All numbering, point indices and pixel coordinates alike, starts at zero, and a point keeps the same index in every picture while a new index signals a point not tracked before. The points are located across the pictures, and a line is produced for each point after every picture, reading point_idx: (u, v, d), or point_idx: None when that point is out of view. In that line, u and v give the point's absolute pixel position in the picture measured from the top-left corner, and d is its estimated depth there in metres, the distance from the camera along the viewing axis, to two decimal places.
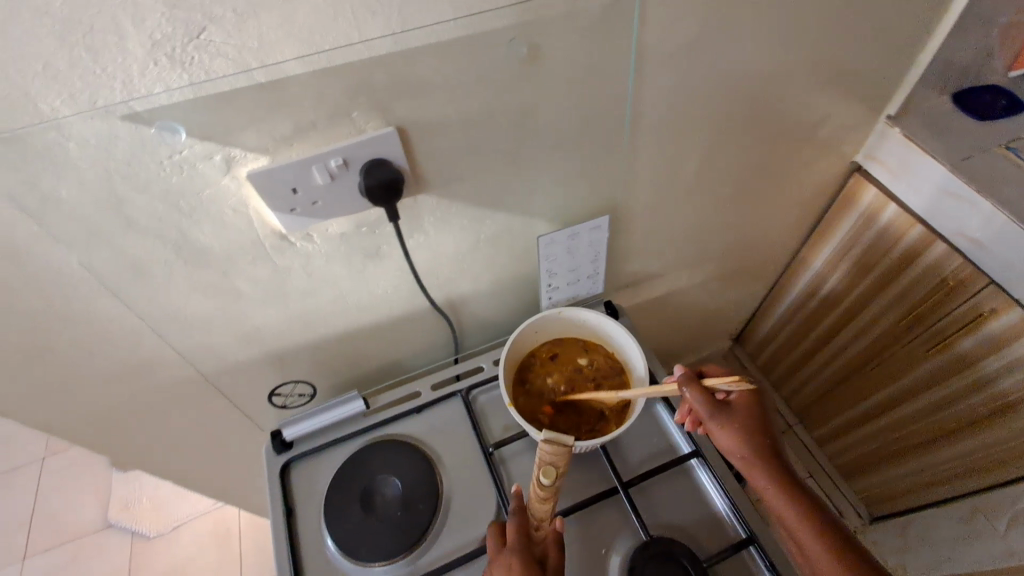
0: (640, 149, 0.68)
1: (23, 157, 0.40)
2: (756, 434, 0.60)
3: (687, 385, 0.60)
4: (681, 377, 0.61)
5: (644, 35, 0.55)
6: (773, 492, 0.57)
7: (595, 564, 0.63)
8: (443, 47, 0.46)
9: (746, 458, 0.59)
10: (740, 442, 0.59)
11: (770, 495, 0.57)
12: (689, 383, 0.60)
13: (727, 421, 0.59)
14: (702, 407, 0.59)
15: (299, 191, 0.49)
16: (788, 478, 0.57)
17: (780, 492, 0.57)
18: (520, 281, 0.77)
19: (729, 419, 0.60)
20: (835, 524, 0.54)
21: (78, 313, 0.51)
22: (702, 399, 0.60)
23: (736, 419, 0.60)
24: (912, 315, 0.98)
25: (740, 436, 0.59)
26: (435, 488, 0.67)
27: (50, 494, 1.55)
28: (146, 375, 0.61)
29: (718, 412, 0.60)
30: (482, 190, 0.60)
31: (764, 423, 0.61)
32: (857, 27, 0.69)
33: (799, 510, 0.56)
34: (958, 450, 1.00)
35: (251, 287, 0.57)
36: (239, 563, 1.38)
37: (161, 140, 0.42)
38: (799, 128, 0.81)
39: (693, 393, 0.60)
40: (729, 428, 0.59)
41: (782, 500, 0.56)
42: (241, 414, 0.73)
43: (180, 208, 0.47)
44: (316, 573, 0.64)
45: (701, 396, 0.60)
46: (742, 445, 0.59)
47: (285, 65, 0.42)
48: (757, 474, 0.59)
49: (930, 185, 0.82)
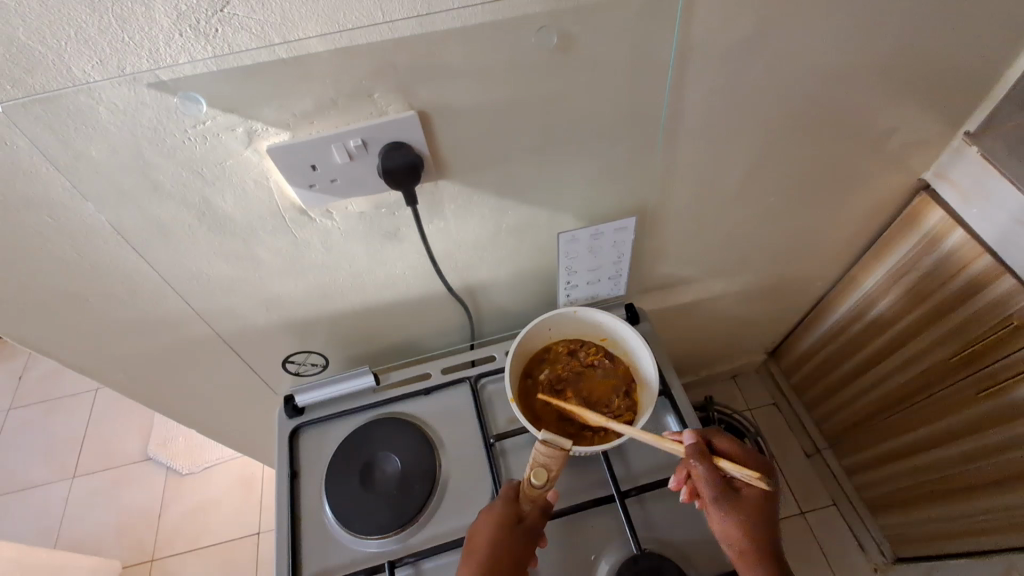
0: (677, 149, 0.65)
1: (59, 117, 0.42)
2: (759, 525, 0.57)
3: (698, 462, 0.58)
4: (692, 450, 0.59)
5: (689, 30, 0.52)
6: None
7: (581, 569, 0.62)
8: (470, 31, 0.45)
9: (743, 550, 0.56)
10: (742, 533, 0.56)
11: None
12: (701, 459, 0.58)
13: (733, 508, 0.57)
14: (710, 487, 0.58)
15: (318, 168, 0.50)
16: (781, 574, 0.56)
17: None
18: (539, 274, 0.76)
19: (736, 505, 0.57)
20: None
21: (107, 268, 0.54)
22: (712, 479, 0.58)
23: (742, 506, 0.57)
24: (967, 353, 0.90)
25: (744, 526, 0.56)
26: (433, 471, 0.68)
27: (99, 422, 1.68)
28: (170, 330, 0.64)
29: (722, 493, 0.57)
30: (504, 180, 0.59)
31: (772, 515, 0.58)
32: (940, 32, 0.62)
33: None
34: (1001, 503, 0.93)
35: (271, 257, 0.59)
36: (259, 510, 1.46)
37: (184, 110, 0.43)
38: (860, 138, 0.75)
39: (702, 469, 0.58)
40: (730, 514, 0.57)
41: None
42: (258, 376, 0.76)
43: (203, 175, 0.49)
44: (312, 536, 0.66)
45: (711, 475, 0.58)
46: (744, 535, 0.56)
47: (307, 42, 0.42)
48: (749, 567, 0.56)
49: (1004, 215, 0.75)
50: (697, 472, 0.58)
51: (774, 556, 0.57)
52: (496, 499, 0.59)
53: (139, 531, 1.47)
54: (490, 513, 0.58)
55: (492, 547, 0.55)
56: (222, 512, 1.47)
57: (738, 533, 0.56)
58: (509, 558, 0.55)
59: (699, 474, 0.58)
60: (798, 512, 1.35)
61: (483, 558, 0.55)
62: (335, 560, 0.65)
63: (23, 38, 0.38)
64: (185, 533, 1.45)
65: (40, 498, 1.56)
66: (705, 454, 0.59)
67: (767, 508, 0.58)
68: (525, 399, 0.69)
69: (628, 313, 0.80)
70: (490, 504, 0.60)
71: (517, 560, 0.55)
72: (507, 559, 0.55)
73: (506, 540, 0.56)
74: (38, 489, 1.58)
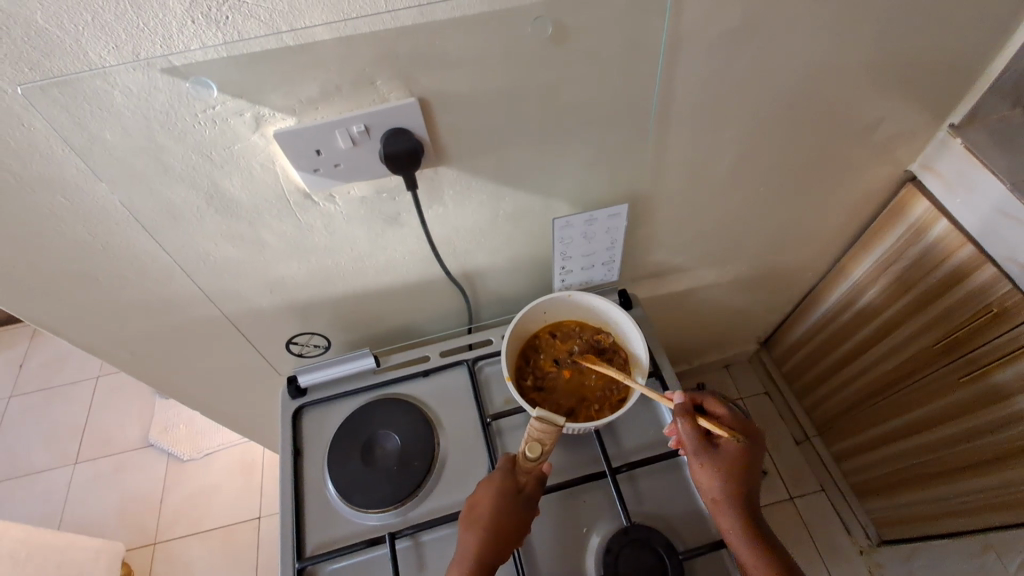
0: (669, 138, 0.67)
1: (75, 100, 0.44)
2: (737, 478, 0.60)
3: (680, 419, 0.63)
4: (677, 408, 0.63)
5: (679, 22, 0.54)
6: (737, 535, 0.59)
7: (574, 542, 0.65)
8: (469, 21, 0.47)
9: (720, 501, 0.60)
10: (719, 485, 0.60)
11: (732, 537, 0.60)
12: (683, 416, 0.63)
13: (711, 462, 0.60)
14: (689, 442, 0.62)
15: (323, 153, 0.52)
16: (753, 526, 0.59)
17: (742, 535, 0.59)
18: (535, 260, 0.78)
19: (713, 460, 0.61)
20: (788, 569, 0.57)
21: (118, 248, 0.56)
22: (692, 435, 0.62)
23: (720, 460, 0.61)
24: (949, 339, 0.93)
25: (721, 479, 0.60)
26: (431, 448, 0.71)
27: (101, 409, 1.70)
28: (177, 311, 0.66)
29: (703, 449, 0.61)
30: (502, 167, 0.61)
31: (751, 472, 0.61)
32: (924, 27, 0.65)
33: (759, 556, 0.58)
34: (981, 484, 0.96)
35: (275, 240, 0.61)
36: (260, 494, 1.49)
37: (195, 94, 0.45)
38: (848, 129, 0.77)
39: (684, 425, 0.63)
40: (708, 467, 0.60)
41: (742, 541, 0.59)
42: (262, 357, 0.78)
43: (212, 159, 0.50)
44: (315, 510, 0.69)
45: (691, 431, 0.62)
46: (721, 488, 0.60)
47: (313, 30, 0.44)
48: (723, 518, 0.60)
49: (986, 205, 0.77)
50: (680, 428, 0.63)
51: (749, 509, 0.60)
52: (494, 471, 0.62)
53: (141, 515, 1.49)
54: (490, 483, 0.61)
55: (493, 514, 0.58)
56: (222, 497, 1.49)
57: (714, 486, 0.60)
58: (509, 524, 0.58)
59: (681, 430, 0.63)
60: (787, 498, 1.38)
61: (486, 525, 0.57)
62: (337, 533, 0.67)
63: (42, 23, 0.40)
64: (186, 517, 1.47)
65: (42, 484, 1.58)
66: (688, 411, 0.63)
67: (746, 464, 0.61)
68: (520, 378, 0.72)
69: (621, 299, 0.82)
70: (489, 475, 0.62)
71: (517, 526, 0.58)
72: (508, 525, 0.58)
73: (504, 509, 0.58)
74: (40, 474, 1.60)
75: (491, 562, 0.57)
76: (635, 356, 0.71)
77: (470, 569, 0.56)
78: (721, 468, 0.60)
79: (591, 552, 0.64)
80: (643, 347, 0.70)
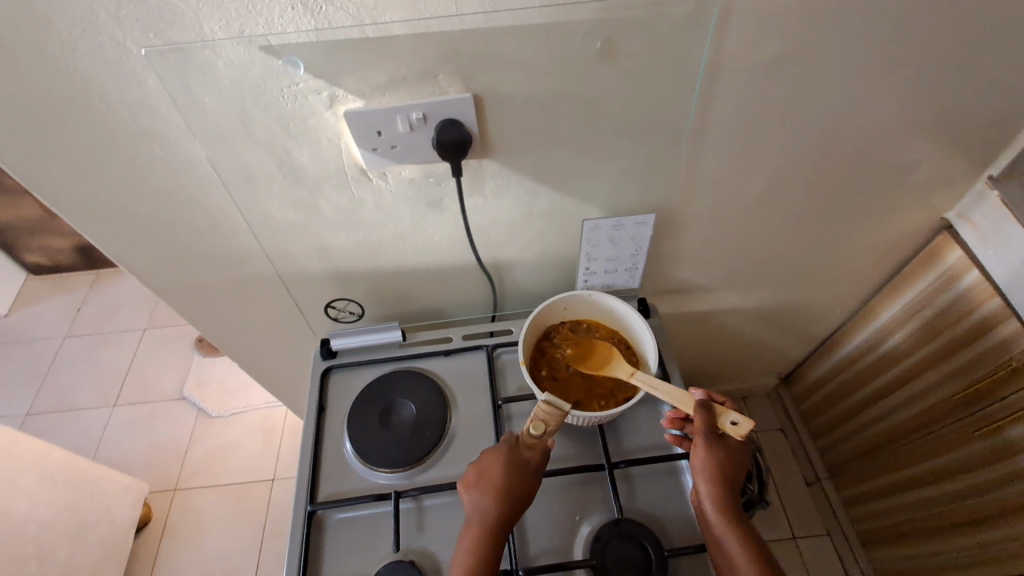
0: (702, 157, 0.71)
1: (186, 66, 0.51)
2: (734, 472, 0.62)
3: (702, 409, 0.63)
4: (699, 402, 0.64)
5: (721, 48, 0.58)
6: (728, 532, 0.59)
7: (566, 527, 0.68)
8: (527, 31, 0.52)
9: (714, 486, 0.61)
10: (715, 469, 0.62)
11: (717, 525, 0.60)
12: (703, 410, 0.63)
13: (712, 448, 0.62)
14: (701, 431, 0.63)
15: (383, 134, 0.58)
16: (738, 515, 0.61)
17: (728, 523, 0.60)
18: (562, 260, 0.83)
19: (718, 445, 0.63)
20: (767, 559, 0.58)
21: (196, 198, 0.64)
22: (709, 425, 0.63)
23: (721, 451, 0.62)
24: (970, 391, 0.93)
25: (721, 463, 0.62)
26: (444, 421, 0.75)
27: (144, 358, 1.83)
28: (237, 263, 0.74)
29: (711, 438, 0.63)
30: (541, 166, 0.66)
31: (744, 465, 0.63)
32: (965, 76, 0.67)
33: (741, 545, 0.58)
34: (986, 543, 0.94)
35: (331, 209, 0.67)
36: (276, 458, 1.57)
37: (285, 71, 0.52)
38: (883, 168, 0.79)
39: (701, 416, 0.63)
40: (713, 453, 0.62)
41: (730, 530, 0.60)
42: (301, 317, 0.85)
43: (289, 129, 0.57)
44: (330, 463, 0.74)
45: (705, 421, 0.63)
46: (718, 474, 0.62)
47: (391, 26, 0.50)
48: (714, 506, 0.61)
49: (1018, 259, 0.78)
50: (698, 414, 0.63)
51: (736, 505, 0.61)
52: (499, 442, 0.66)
53: (166, 461, 1.59)
54: (497, 454, 0.65)
55: (502, 481, 0.62)
56: (242, 455, 1.58)
57: (712, 468, 0.62)
58: (516, 491, 0.62)
59: (698, 416, 0.63)
60: (789, 537, 1.37)
61: (496, 492, 0.61)
62: (347, 486, 0.72)
63: None
64: (206, 470, 1.56)
65: (82, 420, 1.70)
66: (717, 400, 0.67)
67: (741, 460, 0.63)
68: (535, 367, 0.76)
69: (640, 307, 0.86)
70: (495, 446, 0.66)
71: (524, 493, 0.62)
72: (516, 493, 0.62)
73: (510, 478, 0.62)
74: (80, 411, 1.72)
75: (503, 524, 0.61)
76: (645, 357, 0.75)
77: (484, 530, 0.60)
78: (720, 460, 0.62)
79: (580, 538, 0.67)
80: (655, 351, 0.73)
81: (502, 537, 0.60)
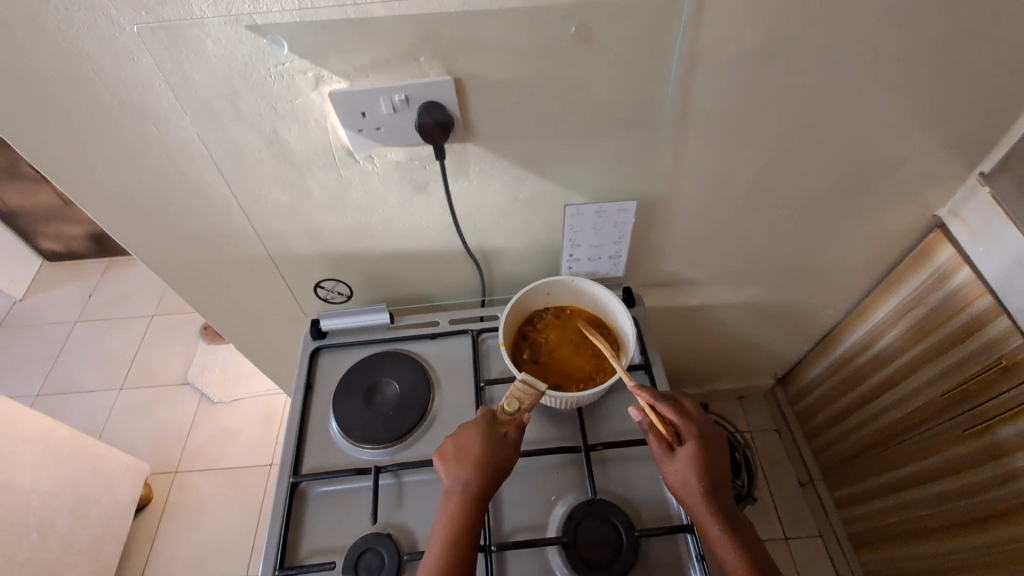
0: (685, 147, 0.72)
1: (176, 43, 0.53)
2: (709, 476, 0.62)
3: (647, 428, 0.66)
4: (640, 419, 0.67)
5: (699, 36, 0.59)
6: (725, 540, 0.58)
7: (541, 506, 0.69)
8: (505, 15, 0.54)
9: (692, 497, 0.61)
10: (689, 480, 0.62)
11: (711, 539, 0.59)
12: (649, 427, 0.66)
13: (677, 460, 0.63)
14: (658, 450, 0.65)
15: (367, 115, 0.60)
16: (727, 518, 0.60)
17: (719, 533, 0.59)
18: (549, 248, 0.84)
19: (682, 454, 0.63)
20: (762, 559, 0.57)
21: (188, 176, 0.66)
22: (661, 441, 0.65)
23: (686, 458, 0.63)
24: (960, 390, 0.92)
25: (692, 472, 0.62)
26: (427, 401, 0.77)
27: (151, 344, 1.87)
28: (229, 242, 0.76)
29: (670, 452, 0.64)
30: (524, 152, 0.68)
31: (715, 463, 0.63)
32: (949, 69, 0.67)
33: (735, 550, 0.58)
34: (975, 545, 0.93)
35: (319, 190, 0.69)
36: (274, 444, 1.60)
37: (271, 50, 0.54)
38: (870, 162, 0.79)
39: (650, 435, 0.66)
40: (678, 466, 0.63)
41: (721, 538, 0.59)
42: (293, 298, 0.87)
43: (276, 109, 0.60)
44: (315, 438, 0.76)
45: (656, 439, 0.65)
46: (692, 483, 0.62)
47: (371, 7, 0.52)
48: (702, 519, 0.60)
49: (1006, 255, 0.78)
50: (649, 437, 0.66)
51: (722, 509, 0.61)
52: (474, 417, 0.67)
53: (168, 444, 1.62)
54: (474, 428, 0.66)
55: (482, 452, 0.63)
56: (242, 440, 1.61)
57: (685, 479, 0.62)
58: (496, 461, 0.63)
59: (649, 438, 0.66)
60: (781, 537, 1.36)
61: (477, 463, 0.62)
62: (330, 461, 0.74)
63: None
64: (206, 454, 1.60)
65: (88, 402, 1.74)
66: (663, 401, 0.67)
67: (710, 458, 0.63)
68: (516, 351, 0.77)
69: (625, 296, 0.87)
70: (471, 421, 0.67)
71: (504, 462, 0.64)
72: (496, 463, 0.63)
73: (489, 449, 0.64)
74: (88, 393, 1.76)
75: (486, 492, 0.62)
76: (625, 342, 0.76)
77: (469, 500, 0.61)
78: (688, 469, 0.62)
79: (554, 517, 0.68)
80: (633, 335, 0.74)
81: (485, 503, 0.62)
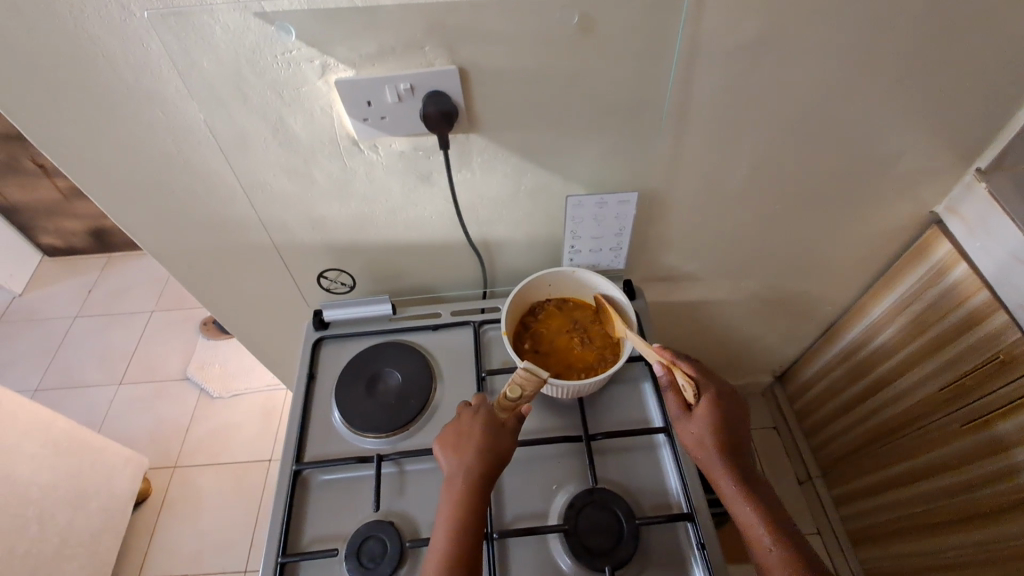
0: (686, 139, 0.72)
1: (185, 30, 0.54)
2: (725, 433, 0.65)
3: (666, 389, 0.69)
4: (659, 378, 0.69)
5: (701, 28, 0.60)
6: (738, 494, 0.62)
7: (542, 494, 0.70)
8: (509, 4, 0.55)
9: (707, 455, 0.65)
10: (704, 438, 0.65)
11: (724, 492, 0.63)
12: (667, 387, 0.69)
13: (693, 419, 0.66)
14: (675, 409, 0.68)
15: (373, 104, 0.61)
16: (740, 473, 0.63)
17: (731, 487, 0.62)
18: (550, 240, 0.84)
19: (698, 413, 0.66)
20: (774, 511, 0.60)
21: (195, 163, 0.67)
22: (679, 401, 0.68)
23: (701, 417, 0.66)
24: (957, 385, 0.93)
25: (707, 430, 0.65)
26: (429, 390, 0.78)
27: (151, 340, 1.87)
28: (233, 231, 0.76)
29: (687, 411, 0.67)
30: (527, 143, 0.68)
31: (730, 421, 0.66)
32: (947, 64, 0.68)
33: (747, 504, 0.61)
34: (972, 539, 0.94)
35: (324, 179, 0.70)
36: (273, 439, 1.60)
37: (278, 38, 0.55)
38: (869, 157, 0.80)
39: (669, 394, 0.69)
40: (695, 424, 0.66)
41: (733, 493, 0.62)
42: (296, 288, 0.88)
43: (283, 97, 0.60)
44: (317, 427, 0.77)
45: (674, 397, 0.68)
46: (707, 441, 0.65)
47: None
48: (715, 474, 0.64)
49: (1002, 250, 0.79)
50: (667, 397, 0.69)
51: (736, 463, 0.64)
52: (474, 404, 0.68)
53: (167, 438, 1.63)
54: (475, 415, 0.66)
55: (482, 439, 0.64)
56: (242, 436, 1.61)
57: (700, 438, 0.65)
58: (496, 449, 0.64)
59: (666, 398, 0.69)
60: None
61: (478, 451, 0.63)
62: (333, 449, 0.75)
63: None
64: (206, 448, 1.60)
65: (88, 396, 1.74)
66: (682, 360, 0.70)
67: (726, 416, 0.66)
68: (518, 341, 0.78)
69: (626, 288, 0.87)
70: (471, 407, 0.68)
71: (503, 451, 0.64)
72: (495, 451, 0.64)
73: (490, 437, 0.64)
74: (87, 388, 1.76)
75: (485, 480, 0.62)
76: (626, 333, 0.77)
77: (468, 486, 0.61)
78: (704, 428, 0.65)
79: (555, 505, 0.69)
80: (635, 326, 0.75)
81: (485, 489, 0.62)
